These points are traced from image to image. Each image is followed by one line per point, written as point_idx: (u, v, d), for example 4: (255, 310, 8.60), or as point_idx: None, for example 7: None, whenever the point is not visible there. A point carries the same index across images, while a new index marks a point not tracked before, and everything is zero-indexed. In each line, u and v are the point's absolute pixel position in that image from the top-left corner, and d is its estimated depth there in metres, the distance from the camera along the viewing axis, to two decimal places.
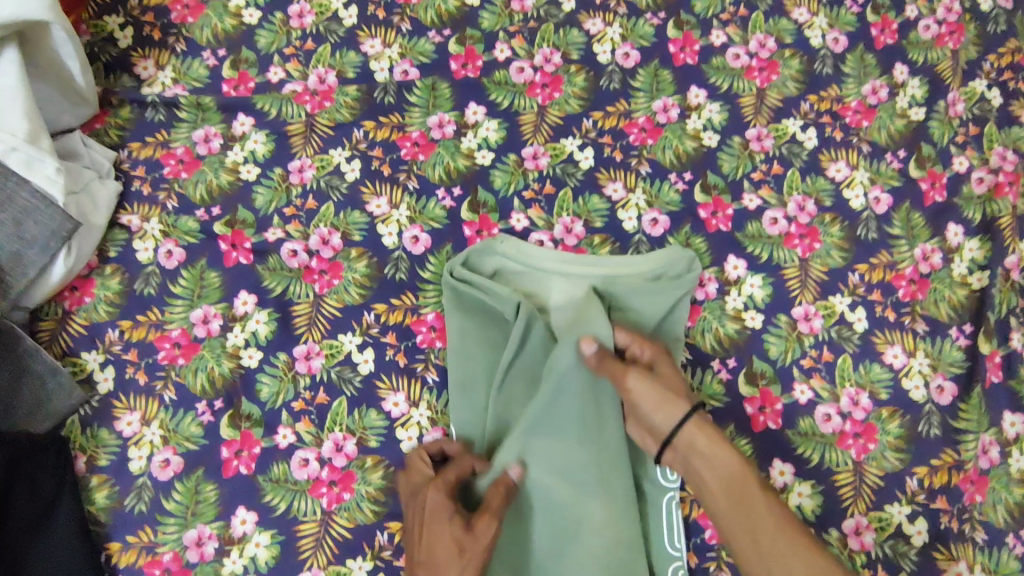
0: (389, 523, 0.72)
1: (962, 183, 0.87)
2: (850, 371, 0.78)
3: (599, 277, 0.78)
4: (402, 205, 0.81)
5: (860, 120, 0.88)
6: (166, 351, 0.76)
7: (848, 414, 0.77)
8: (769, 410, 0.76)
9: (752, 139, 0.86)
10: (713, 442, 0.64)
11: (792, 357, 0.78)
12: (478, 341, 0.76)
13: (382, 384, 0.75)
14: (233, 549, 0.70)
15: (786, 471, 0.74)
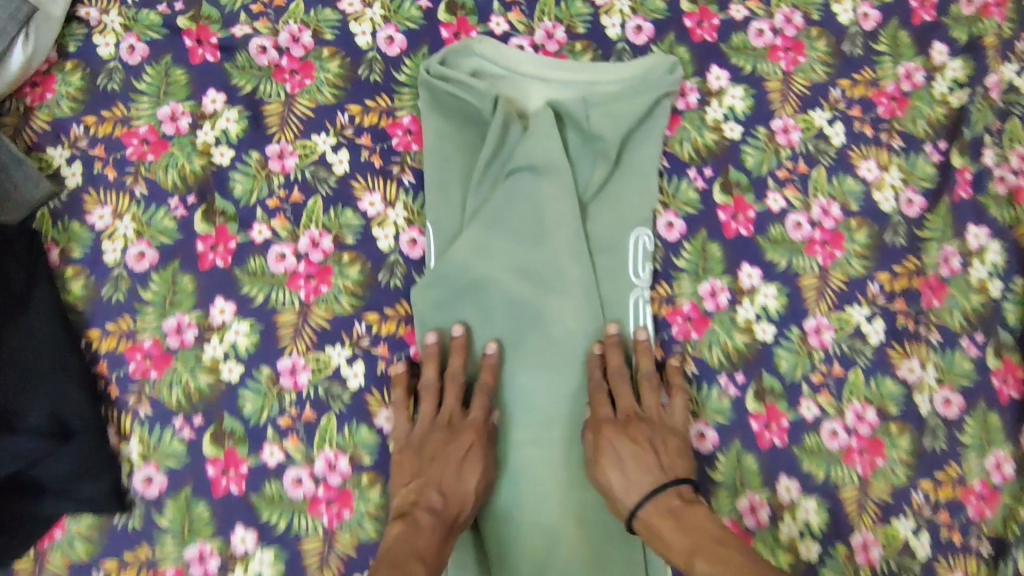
0: (366, 315, 0.73)
1: (950, 5, 0.85)
2: (823, 183, 0.79)
3: (578, 83, 0.77)
4: (376, 5, 0.79)
5: None
6: (134, 146, 0.74)
7: (818, 223, 0.78)
8: (741, 217, 0.78)
9: None
10: (692, 515, 0.61)
11: (768, 167, 0.79)
12: (454, 142, 0.75)
13: (357, 183, 0.75)
14: (212, 336, 0.72)
15: (753, 274, 0.76)
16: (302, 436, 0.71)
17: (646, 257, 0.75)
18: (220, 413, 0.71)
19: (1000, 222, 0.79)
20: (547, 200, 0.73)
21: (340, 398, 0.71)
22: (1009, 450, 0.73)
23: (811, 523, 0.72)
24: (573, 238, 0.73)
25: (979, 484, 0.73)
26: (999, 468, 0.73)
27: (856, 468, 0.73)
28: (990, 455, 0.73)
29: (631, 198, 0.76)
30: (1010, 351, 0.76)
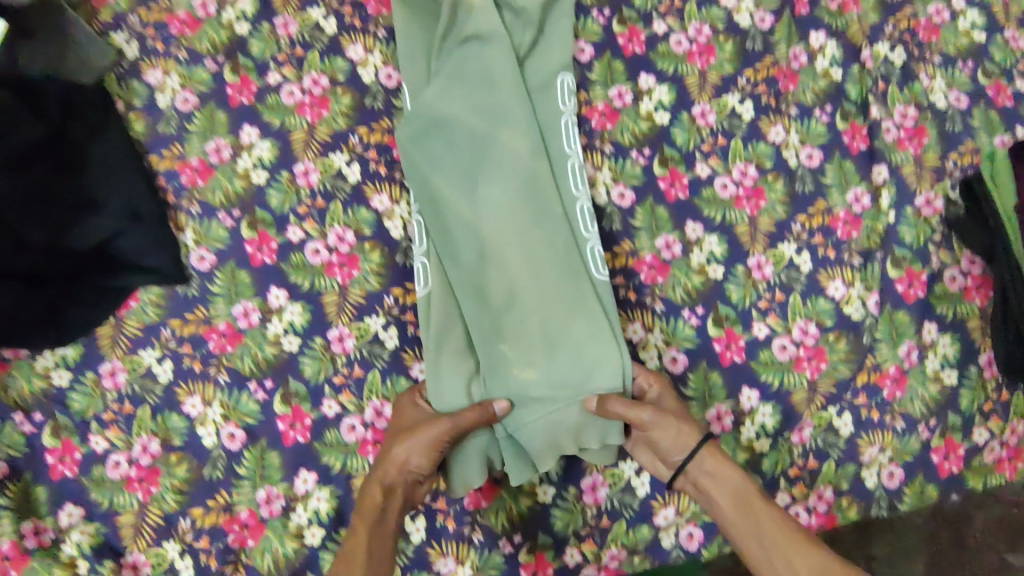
0: (358, 130, 0.96)
1: None
2: (696, 13, 1.02)
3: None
4: None
5: None
6: (176, 26, 0.98)
7: (694, 40, 1.01)
8: (636, 41, 1.00)
9: None
10: (721, 465, 0.82)
11: (651, 4, 1.02)
12: (416, 17, 0.98)
13: (344, 39, 0.99)
14: (243, 152, 0.94)
15: (649, 79, 1.00)
16: (316, 219, 0.93)
17: (569, 92, 0.97)
18: (253, 207, 0.93)
19: (835, 27, 1.03)
20: (489, 62, 0.96)
21: (343, 189, 0.94)
22: (864, 186, 0.97)
23: (714, 252, 0.94)
24: (510, 83, 0.96)
25: (842, 213, 0.96)
26: (858, 200, 0.97)
27: (745, 210, 0.96)
28: (849, 191, 0.97)
29: (555, 51, 0.98)
30: (855, 117, 1.00)
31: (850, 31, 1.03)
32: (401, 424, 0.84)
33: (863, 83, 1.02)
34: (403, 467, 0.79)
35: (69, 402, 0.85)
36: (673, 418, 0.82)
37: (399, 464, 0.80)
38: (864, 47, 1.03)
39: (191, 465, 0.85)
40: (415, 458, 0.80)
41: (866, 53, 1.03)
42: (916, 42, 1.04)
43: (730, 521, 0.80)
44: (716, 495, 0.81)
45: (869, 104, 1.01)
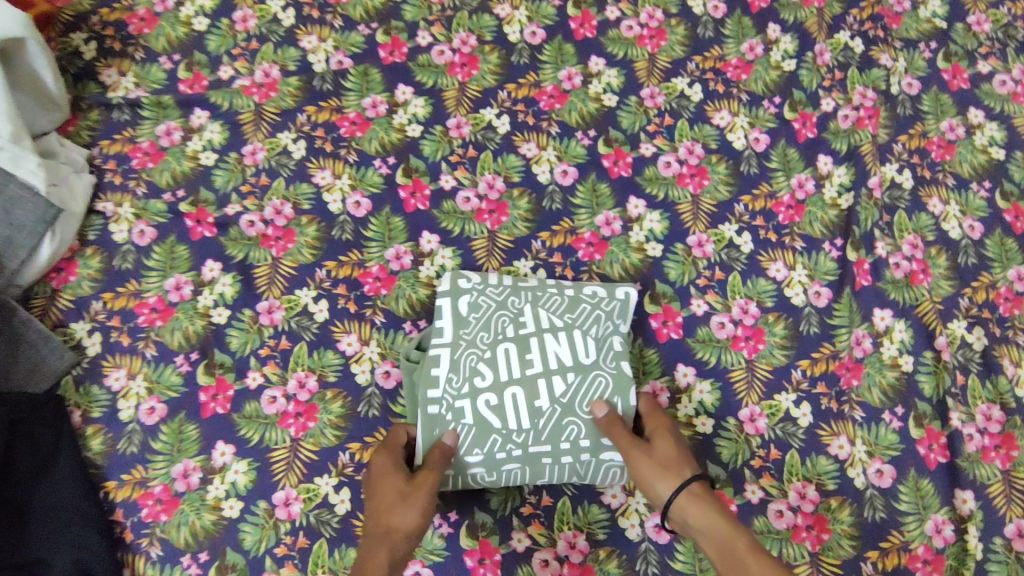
0: (350, 445, 0.82)
1: (830, 120, 1.00)
2: (740, 286, 0.91)
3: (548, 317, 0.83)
4: (345, 176, 0.94)
5: (740, 74, 1.02)
6: (145, 314, 0.87)
7: (739, 321, 0.89)
8: (671, 323, 0.89)
9: (646, 97, 1.00)
10: (703, 512, 0.70)
11: (689, 278, 0.91)
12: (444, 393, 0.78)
13: (336, 328, 0.87)
14: (215, 476, 0.81)
15: (688, 372, 0.86)
16: (298, 563, 0.78)
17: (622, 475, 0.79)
18: (223, 548, 0.79)
19: (901, 304, 0.90)
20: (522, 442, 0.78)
21: (329, 523, 0.79)
22: (946, 513, 0.80)
23: None
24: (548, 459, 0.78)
25: (922, 550, 0.79)
26: (938, 532, 0.80)
27: (805, 544, 0.79)
28: (928, 521, 0.80)
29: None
30: (931, 420, 0.84)
31: (920, 309, 0.90)
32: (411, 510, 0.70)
33: (939, 377, 0.86)
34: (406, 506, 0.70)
35: None
36: (660, 458, 0.75)
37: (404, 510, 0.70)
38: (939, 332, 0.89)
39: None
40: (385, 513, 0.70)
41: (942, 340, 0.89)
42: (997, 315, 0.91)
43: None
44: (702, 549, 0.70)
45: (947, 407, 0.85)
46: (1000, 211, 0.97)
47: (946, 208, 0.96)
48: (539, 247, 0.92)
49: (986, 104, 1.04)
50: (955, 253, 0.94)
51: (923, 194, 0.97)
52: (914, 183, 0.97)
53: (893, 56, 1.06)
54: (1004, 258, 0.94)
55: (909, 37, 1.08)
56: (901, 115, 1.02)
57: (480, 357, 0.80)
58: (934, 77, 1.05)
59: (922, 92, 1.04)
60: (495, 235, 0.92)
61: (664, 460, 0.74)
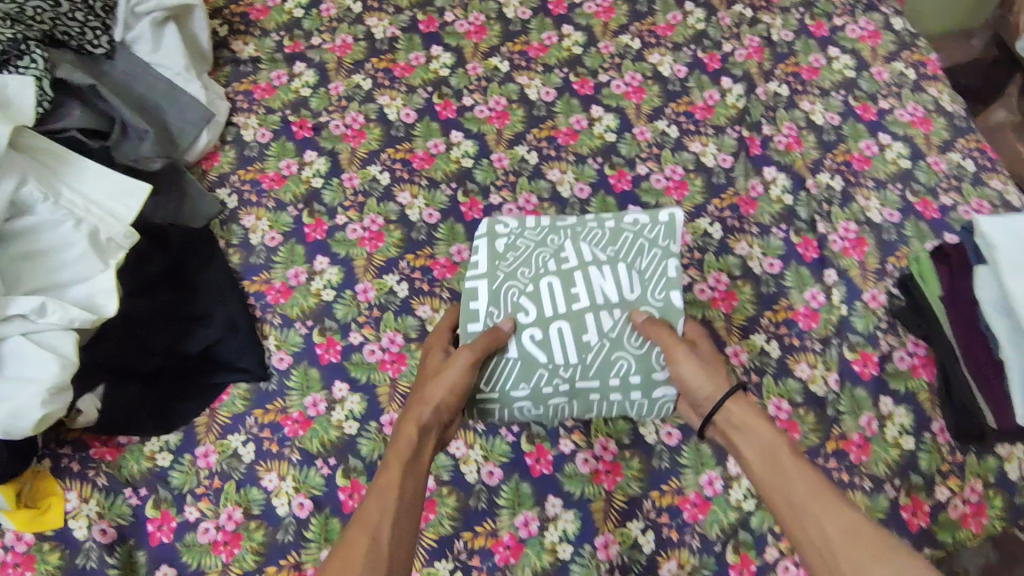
0: (407, 256, 1.22)
1: (730, 57, 1.44)
2: (670, 156, 1.32)
3: (595, 254, 1.08)
4: (398, 99, 1.39)
5: (666, 32, 1.48)
6: (267, 182, 1.29)
7: (670, 177, 1.30)
8: (623, 180, 1.30)
9: (602, 47, 1.46)
10: (748, 418, 0.91)
11: (635, 152, 1.33)
12: (484, 323, 1.04)
13: (395, 188, 1.29)
14: (317, 275, 1.19)
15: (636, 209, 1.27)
16: (373, 326, 1.15)
17: (665, 401, 1.04)
18: (322, 319, 1.15)
19: (782, 164, 1.31)
20: (572, 357, 1.02)
21: (393, 302, 1.17)
22: (818, 287, 1.18)
23: None
24: (599, 371, 1.02)
25: (802, 309, 1.17)
26: (814, 298, 1.17)
27: (721, 308, 1.17)
28: (806, 291, 1.18)
29: (660, 364, 1.02)
30: (806, 232, 1.24)
31: (796, 166, 1.31)
32: (451, 394, 0.94)
33: (811, 206, 1.27)
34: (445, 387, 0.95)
35: (169, 478, 1.03)
36: (707, 365, 0.97)
37: (448, 387, 0.95)
38: (809, 178, 1.29)
39: (266, 530, 0.99)
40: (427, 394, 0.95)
41: (811, 183, 1.29)
42: (852, 168, 1.31)
43: (756, 473, 0.87)
44: (745, 448, 0.89)
45: (816, 222, 1.25)
46: (853, 107, 1.38)
47: (813, 107, 1.38)
48: (532, 138, 1.35)
49: (841, 44, 1.46)
50: (820, 133, 1.35)
51: (796, 99, 1.39)
52: (790, 93, 1.40)
53: (773, 17, 1.50)
54: (856, 135, 1.35)
55: (786, 5, 1.52)
56: (780, 54, 1.45)
57: (522, 292, 1.05)
58: (803, 30, 1.48)
59: (796, 39, 1.47)
60: (501, 132, 1.36)
61: (709, 366, 0.97)
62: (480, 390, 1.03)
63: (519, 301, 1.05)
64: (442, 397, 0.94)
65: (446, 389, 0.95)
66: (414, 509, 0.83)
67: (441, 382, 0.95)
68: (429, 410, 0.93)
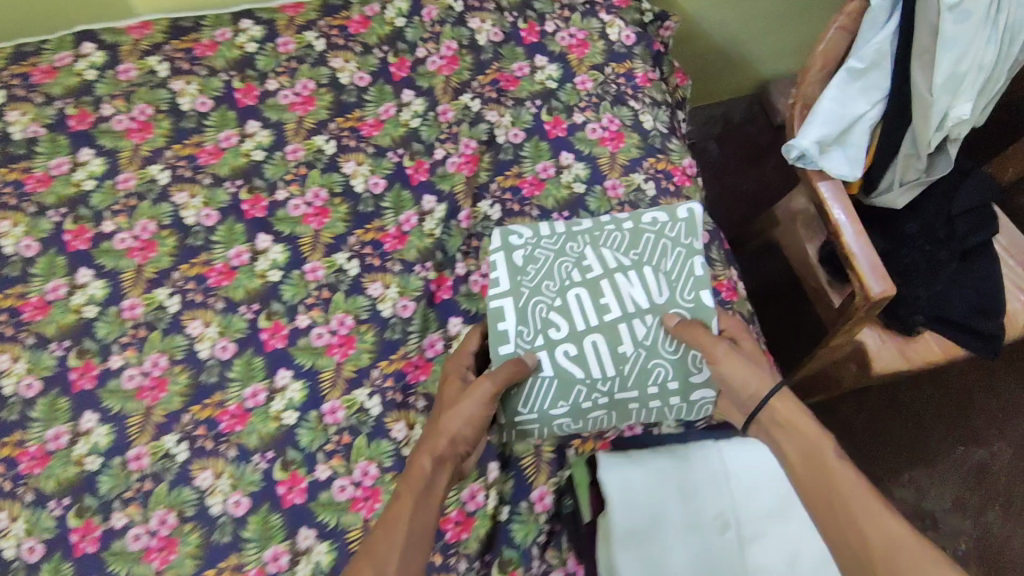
0: (192, 407, 1.03)
1: (578, 130, 1.23)
2: (490, 247, 1.13)
3: (610, 262, 1.00)
4: (199, 196, 1.17)
5: (508, 86, 1.28)
6: (29, 311, 1.10)
7: (486, 275, 1.11)
8: (444, 288, 1.10)
9: (439, 113, 1.26)
10: (797, 416, 0.83)
11: (456, 246, 1.13)
12: (516, 345, 0.95)
13: (185, 316, 1.09)
14: (81, 437, 1.02)
15: (457, 322, 1.08)
16: (140, 503, 0.99)
17: (706, 403, 0.97)
18: (82, 494, 0.99)
19: None
20: (629, 367, 0.95)
21: (169, 469, 1.00)
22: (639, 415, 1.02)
23: (503, 489, 0.96)
24: (592, 389, 0.95)
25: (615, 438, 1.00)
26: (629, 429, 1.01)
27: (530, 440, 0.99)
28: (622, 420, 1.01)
29: (697, 366, 0.96)
30: None
31: None
32: (467, 426, 0.85)
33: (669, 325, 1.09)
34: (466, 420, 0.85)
35: None
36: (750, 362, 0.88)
37: (464, 420, 0.85)
38: None
39: None
40: (464, 431, 0.85)
41: None
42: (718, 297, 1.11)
43: (800, 484, 0.78)
44: (788, 446, 0.81)
45: None
46: None
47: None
48: (355, 241, 1.14)
49: None
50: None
51: (661, 180, 1.19)
52: (657, 193, 1.18)
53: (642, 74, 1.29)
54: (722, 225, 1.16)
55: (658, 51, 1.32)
56: (638, 123, 1.24)
57: (550, 307, 0.97)
58: None
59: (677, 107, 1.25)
60: (319, 234, 1.14)
61: (749, 361, 0.89)
62: (517, 411, 0.94)
63: (550, 317, 0.97)
64: (453, 437, 0.84)
65: (454, 437, 0.84)
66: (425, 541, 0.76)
67: (454, 411, 0.86)
68: (443, 442, 0.83)
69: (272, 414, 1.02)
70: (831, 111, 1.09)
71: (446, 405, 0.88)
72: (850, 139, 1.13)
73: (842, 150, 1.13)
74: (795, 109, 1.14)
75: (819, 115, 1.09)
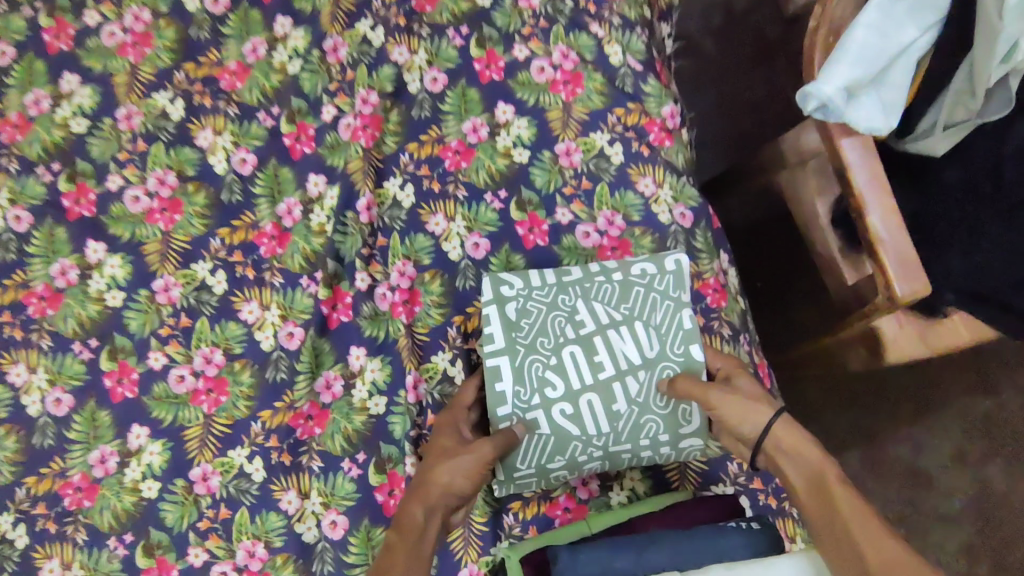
0: (26, 479, 0.81)
1: (519, 69, 0.88)
2: (399, 247, 0.84)
3: (604, 311, 0.73)
4: (5, 190, 0.87)
5: (423, 6, 0.91)
6: None
7: (396, 286, 0.83)
8: (340, 306, 0.83)
9: (328, 51, 0.91)
10: (798, 439, 0.64)
11: (354, 249, 0.85)
12: (514, 407, 0.70)
13: (5, 359, 0.83)
14: None
15: (359, 354, 0.82)
16: None
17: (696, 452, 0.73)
18: None
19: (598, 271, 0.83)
20: (632, 423, 0.71)
21: (8, 558, 0.80)
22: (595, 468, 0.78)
23: None
24: (591, 447, 0.71)
25: (563, 498, 0.77)
26: (583, 484, 0.77)
27: None
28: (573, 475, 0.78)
29: (688, 415, 0.71)
30: None
31: None
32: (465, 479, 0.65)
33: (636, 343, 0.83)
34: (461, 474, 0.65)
35: None
36: (744, 393, 0.67)
37: (458, 475, 0.65)
38: None
39: None
40: (458, 486, 0.65)
41: None
42: (702, 306, 0.83)
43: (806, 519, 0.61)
44: (790, 473, 0.63)
45: None
46: None
47: (657, 190, 0.85)
48: (218, 246, 0.86)
49: None
50: (662, 237, 0.84)
51: (635, 139, 0.86)
52: (626, 158, 0.85)
53: None
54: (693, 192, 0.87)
55: None
56: (604, 57, 0.88)
57: (546, 365, 0.71)
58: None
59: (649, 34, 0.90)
60: (169, 236, 0.86)
61: (752, 396, 0.67)
62: (514, 466, 0.71)
63: (547, 374, 0.71)
64: (448, 493, 0.65)
65: (449, 492, 0.65)
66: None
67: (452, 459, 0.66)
68: (435, 493, 0.64)
69: (127, 485, 0.80)
70: (868, 42, 0.74)
71: (440, 453, 0.68)
72: (889, 77, 0.78)
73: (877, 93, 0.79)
74: (817, 37, 0.78)
75: (852, 46, 0.74)
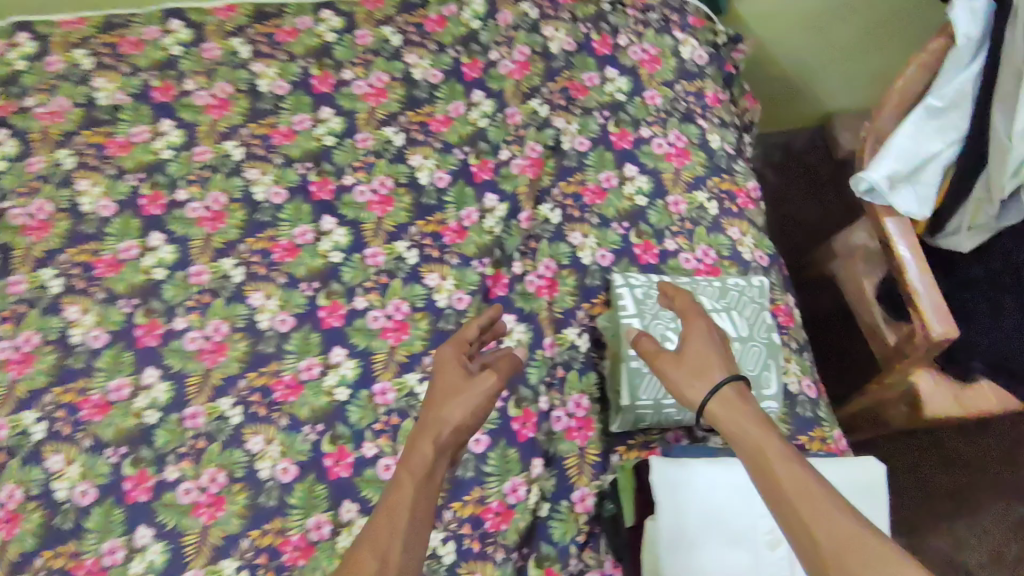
0: (249, 373, 1.07)
1: (644, 143, 1.25)
2: (547, 249, 1.17)
3: (711, 302, 1.03)
4: (270, 173, 1.22)
5: (578, 94, 1.30)
6: (101, 267, 1.12)
7: (542, 275, 1.15)
8: (499, 284, 1.14)
9: (508, 115, 1.29)
10: (737, 412, 0.73)
11: (514, 246, 1.17)
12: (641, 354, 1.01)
13: (248, 288, 1.13)
14: (141, 392, 1.05)
15: (510, 320, 1.10)
16: (193, 460, 1.01)
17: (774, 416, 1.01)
18: (137, 446, 1.01)
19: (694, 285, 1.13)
20: None
21: (224, 431, 1.03)
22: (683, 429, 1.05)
23: (545, 486, 0.98)
24: None
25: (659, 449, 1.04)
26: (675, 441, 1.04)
27: (576, 441, 1.02)
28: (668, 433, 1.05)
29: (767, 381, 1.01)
30: None
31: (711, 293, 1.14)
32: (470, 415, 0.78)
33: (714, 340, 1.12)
34: (467, 411, 0.78)
35: None
36: (688, 366, 0.79)
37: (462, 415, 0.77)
38: None
39: None
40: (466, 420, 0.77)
41: None
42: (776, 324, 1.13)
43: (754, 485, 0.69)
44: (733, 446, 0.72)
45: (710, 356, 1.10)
46: None
47: (742, 236, 1.18)
48: (415, 232, 1.18)
49: None
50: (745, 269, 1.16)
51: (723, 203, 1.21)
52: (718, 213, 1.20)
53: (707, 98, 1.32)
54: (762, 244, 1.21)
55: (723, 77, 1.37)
56: (706, 142, 1.27)
57: (668, 328, 1.02)
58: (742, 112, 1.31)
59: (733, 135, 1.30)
60: (381, 221, 1.19)
61: (693, 368, 0.78)
62: (637, 397, 1.00)
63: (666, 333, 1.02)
64: (461, 427, 0.77)
65: (449, 428, 0.76)
66: (430, 522, 0.67)
67: (459, 397, 0.79)
68: (447, 431, 0.75)
69: (324, 388, 1.07)
70: (904, 146, 1.09)
71: (445, 392, 0.80)
72: (920, 177, 1.12)
73: (912, 186, 1.13)
74: (867, 144, 1.14)
75: (893, 148, 1.08)
